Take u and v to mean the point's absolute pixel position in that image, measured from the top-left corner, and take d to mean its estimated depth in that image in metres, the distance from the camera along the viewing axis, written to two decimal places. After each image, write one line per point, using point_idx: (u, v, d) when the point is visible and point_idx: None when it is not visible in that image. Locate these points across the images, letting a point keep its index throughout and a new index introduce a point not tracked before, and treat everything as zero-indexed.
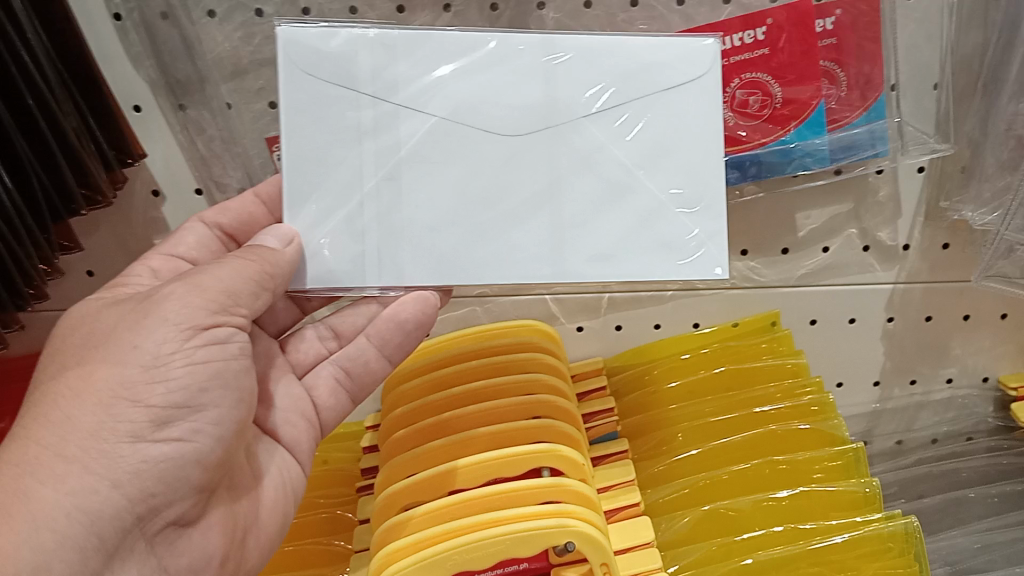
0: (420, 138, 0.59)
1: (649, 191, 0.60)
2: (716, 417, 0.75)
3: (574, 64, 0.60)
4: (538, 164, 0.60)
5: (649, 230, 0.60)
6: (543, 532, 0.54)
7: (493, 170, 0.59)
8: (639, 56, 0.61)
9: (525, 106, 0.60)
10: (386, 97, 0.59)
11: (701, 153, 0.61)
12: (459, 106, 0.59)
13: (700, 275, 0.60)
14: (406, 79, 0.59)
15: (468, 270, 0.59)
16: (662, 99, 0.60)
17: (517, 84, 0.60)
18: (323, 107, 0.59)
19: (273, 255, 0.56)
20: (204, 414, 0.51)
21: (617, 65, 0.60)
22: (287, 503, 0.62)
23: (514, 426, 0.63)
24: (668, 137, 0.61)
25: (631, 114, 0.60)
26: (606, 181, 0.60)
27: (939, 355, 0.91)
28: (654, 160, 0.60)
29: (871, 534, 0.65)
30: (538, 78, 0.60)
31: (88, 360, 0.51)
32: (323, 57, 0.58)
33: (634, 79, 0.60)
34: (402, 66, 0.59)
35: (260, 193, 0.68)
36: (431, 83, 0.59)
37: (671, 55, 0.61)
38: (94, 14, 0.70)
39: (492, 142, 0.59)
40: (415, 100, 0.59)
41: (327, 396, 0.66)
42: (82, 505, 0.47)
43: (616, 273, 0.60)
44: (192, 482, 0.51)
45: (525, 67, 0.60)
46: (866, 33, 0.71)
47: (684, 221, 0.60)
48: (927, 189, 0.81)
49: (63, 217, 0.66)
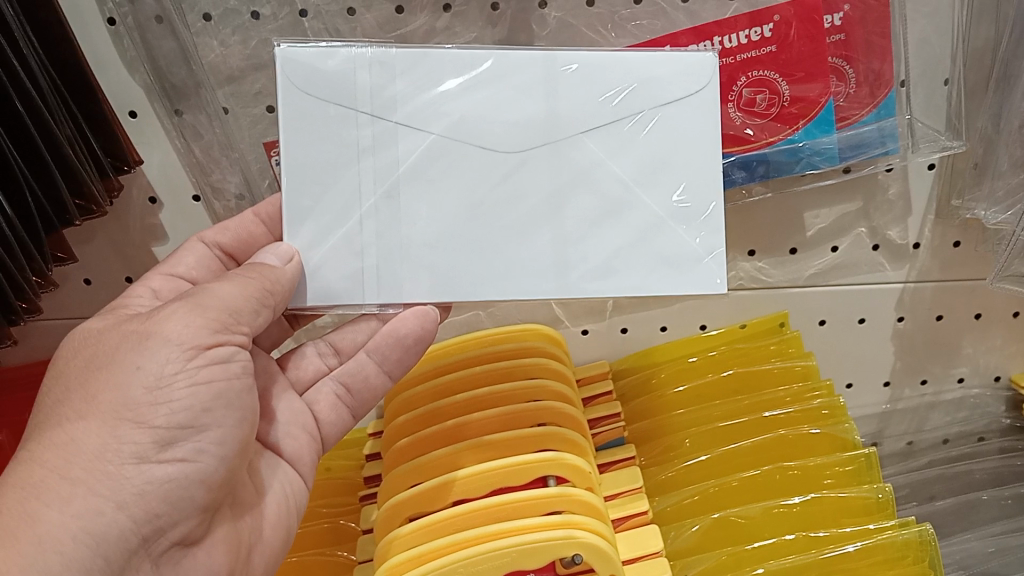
0: (420, 156, 0.58)
1: (647, 206, 0.59)
2: (724, 422, 0.74)
3: (574, 80, 0.59)
4: (538, 178, 0.58)
5: (649, 245, 0.59)
6: (549, 544, 0.53)
7: (492, 187, 0.58)
8: (638, 72, 0.59)
9: (526, 122, 0.58)
10: (384, 115, 0.58)
11: (702, 164, 0.59)
12: (457, 123, 0.58)
13: (698, 289, 0.59)
14: (404, 97, 0.58)
15: (466, 285, 0.58)
16: (663, 112, 0.59)
17: (517, 100, 0.58)
18: (321, 125, 0.57)
19: (273, 274, 0.54)
20: (207, 433, 0.50)
21: (615, 81, 0.59)
22: (290, 518, 0.61)
23: (518, 434, 0.62)
24: (668, 149, 0.59)
25: (631, 127, 0.59)
26: (605, 198, 0.59)
27: (950, 355, 0.89)
28: (652, 175, 0.59)
29: (885, 542, 0.64)
30: (539, 93, 0.58)
31: (92, 382, 0.49)
32: (320, 75, 0.57)
33: (632, 93, 0.59)
34: (399, 84, 0.58)
35: (259, 212, 0.67)
36: (429, 101, 0.58)
37: (669, 72, 0.59)
38: (88, 19, 0.68)
39: (491, 159, 0.58)
40: (415, 119, 0.58)
41: (328, 411, 0.65)
42: (88, 527, 0.46)
43: (615, 289, 0.59)
44: (197, 502, 0.50)
45: (525, 83, 0.58)
46: (874, 28, 0.69)
47: (683, 232, 0.59)
48: (938, 187, 0.79)
49: (57, 228, 0.65)
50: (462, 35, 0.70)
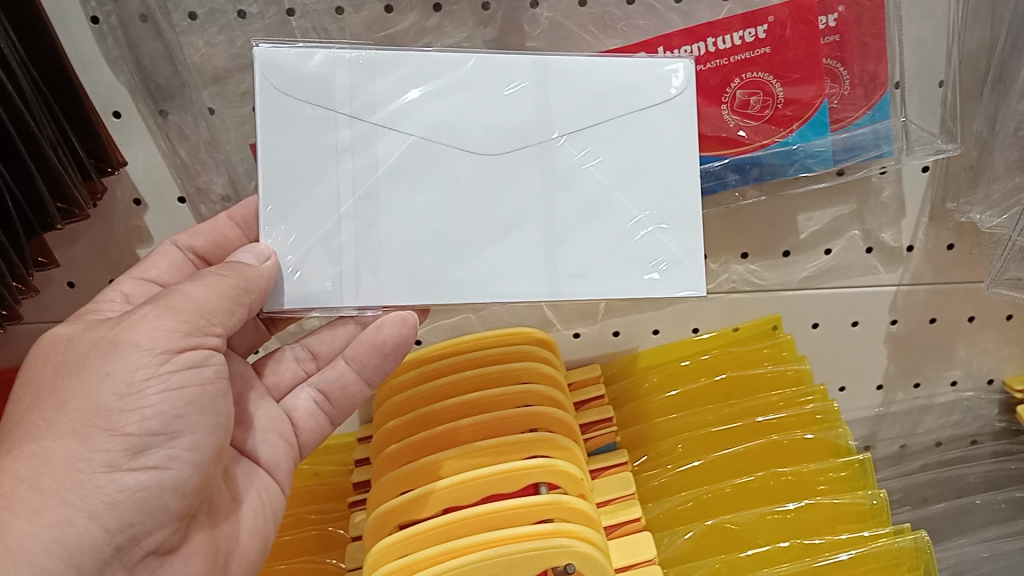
0: (399, 158, 0.57)
1: (626, 209, 0.58)
2: (717, 427, 0.73)
3: (556, 81, 0.58)
4: (519, 182, 0.57)
5: (628, 250, 0.58)
6: (539, 554, 0.53)
7: (471, 190, 0.57)
8: (616, 76, 0.59)
9: (505, 124, 0.58)
10: (364, 116, 0.57)
11: (678, 168, 0.59)
12: (436, 125, 0.57)
13: (675, 292, 0.58)
14: (384, 98, 0.57)
15: (444, 290, 0.56)
16: (642, 118, 0.59)
17: (497, 102, 0.58)
18: (301, 128, 0.56)
19: (249, 271, 0.53)
20: (180, 440, 0.49)
21: (593, 86, 0.58)
22: (268, 525, 0.60)
23: (510, 440, 0.61)
24: (646, 155, 0.59)
25: (610, 132, 0.58)
26: (584, 202, 0.58)
27: (945, 357, 0.89)
28: (631, 180, 0.58)
29: (880, 550, 0.63)
30: (520, 97, 0.58)
31: (61, 390, 0.48)
32: (300, 78, 0.56)
33: (610, 99, 0.59)
34: (380, 85, 0.57)
35: (234, 215, 0.65)
36: (407, 104, 0.57)
37: (645, 76, 0.59)
38: (70, 17, 0.67)
39: (469, 162, 0.57)
40: (394, 120, 0.57)
41: (307, 418, 0.64)
42: (59, 538, 0.45)
43: (595, 293, 0.58)
44: (171, 510, 0.49)
45: (504, 86, 0.58)
46: (869, 29, 0.69)
47: (666, 239, 0.58)
48: (932, 190, 0.79)
49: (38, 233, 0.64)
50: (452, 35, 0.69)
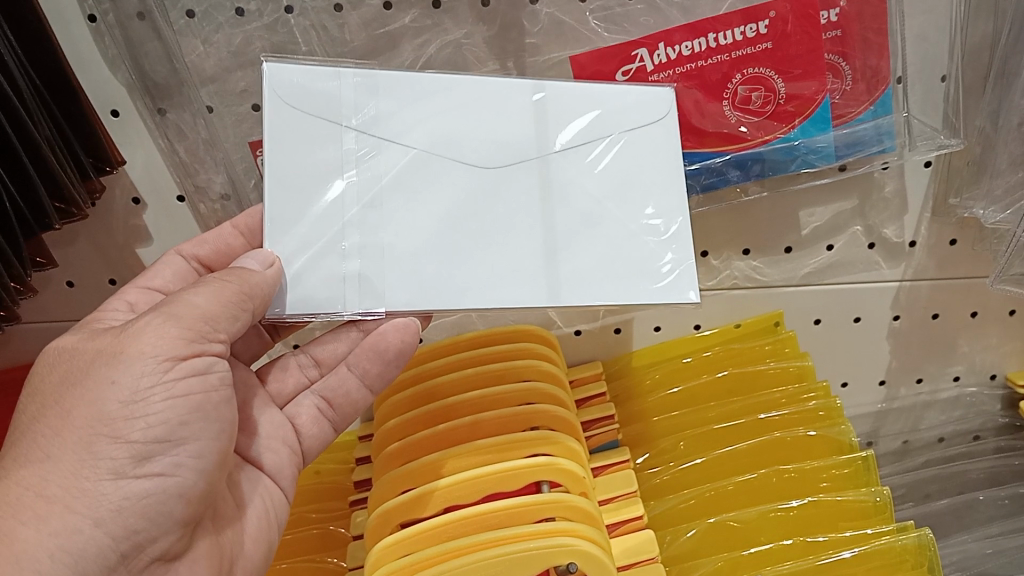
0: (400, 170, 0.57)
1: (620, 219, 0.59)
2: (719, 424, 0.73)
3: (553, 103, 0.60)
4: (517, 193, 0.58)
5: (625, 257, 0.58)
6: (542, 554, 0.52)
7: (471, 200, 0.58)
8: (604, 101, 0.61)
9: (501, 140, 0.59)
10: (370, 130, 0.58)
11: (665, 184, 0.60)
12: (437, 139, 0.58)
13: (673, 299, 0.58)
14: (387, 115, 0.58)
15: (446, 297, 0.55)
16: (628, 137, 0.61)
17: (492, 121, 0.59)
18: (308, 137, 0.56)
19: (253, 278, 0.52)
20: (185, 447, 0.49)
21: (583, 108, 0.61)
22: (272, 530, 0.60)
23: (511, 438, 0.60)
24: (634, 171, 0.60)
25: (601, 150, 0.60)
26: (580, 212, 0.58)
27: (947, 353, 0.89)
28: (623, 194, 0.59)
29: (883, 548, 0.63)
30: (515, 116, 0.60)
31: (66, 398, 0.48)
32: (309, 95, 0.57)
33: (600, 121, 0.61)
34: (383, 102, 0.58)
35: (238, 224, 0.65)
36: (408, 120, 0.58)
37: (632, 102, 0.62)
38: (67, 16, 0.66)
39: (469, 173, 0.58)
40: (396, 134, 0.58)
41: (310, 425, 0.64)
42: (65, 545, 0.45)
43: (597, 298, 0.57)
44: (176, 516, 0.49)
45: (501, 106, 0.60)
46: (870, 24, 0.68)
47: (661, 248, 0.59)
48: (935, 184, 0.78)
49: (36, 232, 0.63)
50: (452, 32, 0.69)
